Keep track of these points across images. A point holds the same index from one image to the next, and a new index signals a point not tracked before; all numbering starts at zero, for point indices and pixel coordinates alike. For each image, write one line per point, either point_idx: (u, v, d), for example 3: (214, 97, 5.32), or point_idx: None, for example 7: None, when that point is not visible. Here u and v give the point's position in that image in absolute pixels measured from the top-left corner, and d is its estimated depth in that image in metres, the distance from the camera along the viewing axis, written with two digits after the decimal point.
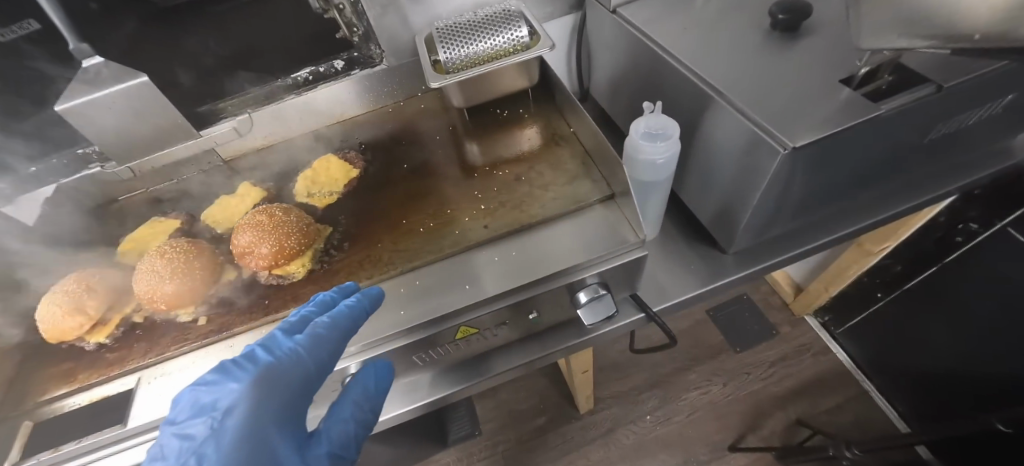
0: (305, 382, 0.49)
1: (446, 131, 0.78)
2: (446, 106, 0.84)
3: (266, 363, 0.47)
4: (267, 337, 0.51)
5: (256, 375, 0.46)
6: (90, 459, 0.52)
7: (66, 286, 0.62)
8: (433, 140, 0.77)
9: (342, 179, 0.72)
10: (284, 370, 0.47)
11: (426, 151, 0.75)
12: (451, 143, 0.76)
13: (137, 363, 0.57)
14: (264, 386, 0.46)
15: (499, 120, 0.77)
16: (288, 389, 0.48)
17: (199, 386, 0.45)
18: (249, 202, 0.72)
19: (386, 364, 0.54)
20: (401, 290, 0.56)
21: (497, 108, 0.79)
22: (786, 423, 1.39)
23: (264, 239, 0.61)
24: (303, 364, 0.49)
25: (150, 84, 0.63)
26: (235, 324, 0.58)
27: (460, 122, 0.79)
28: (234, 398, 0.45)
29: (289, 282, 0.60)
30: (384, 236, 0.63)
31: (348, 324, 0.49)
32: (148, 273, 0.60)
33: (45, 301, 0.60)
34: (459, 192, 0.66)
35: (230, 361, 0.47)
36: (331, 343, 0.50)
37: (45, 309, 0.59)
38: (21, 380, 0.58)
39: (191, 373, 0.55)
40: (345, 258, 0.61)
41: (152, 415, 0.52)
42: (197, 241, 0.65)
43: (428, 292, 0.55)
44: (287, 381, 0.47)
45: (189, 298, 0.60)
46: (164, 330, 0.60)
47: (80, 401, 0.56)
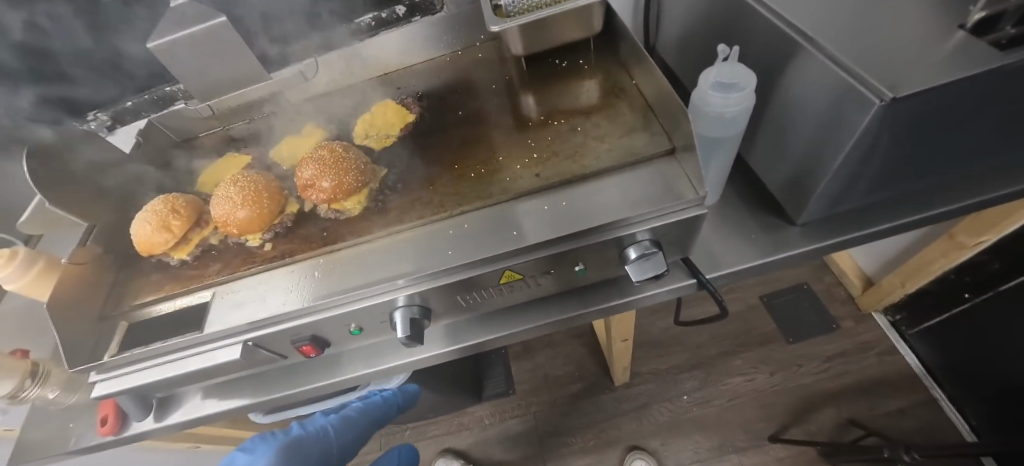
0: (322, 449, 0.85)
1: (502, 81, 0.77)
2: (502, 57, 0.82)
3: (298, 432, 0.84)
4: (307, 420, 0.89)
5: (286, 439, 0.81)
6: (170, 359, 0.58)
7: (154, 206, 0.67)
8: (488, 89, 0.76)
9: (398, 123, 0.73)
10: (309, 439, 0.84)
11: (481, 99, 0.75)
12: (507, 95, 0.74)
13: (213, 280, 0.63)
14: (286, 448, 0.80)
15: (557, 71, 0.74)
16: (308, 452, 0.82)
17: (242, 450, 0.80)
18: (312, 142, 0.76)
19: (406, 448, 1.13)
20: (451, 232, 0.57)
21: (556, 59, 0.76)
22: (837, 421, 1.29)
23: (326, 174, 0.64)
24: (325, 438, 0.86)
25: (224, 26, 0.65)
26: (298, 252, 0.62)
27: (516, 73, 0.77)
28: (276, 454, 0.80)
29: (345, 218, 0.63)
30: (436, 179, 0.63)
31: (374, 411, 0.95)
32: (223, 199, 0.65)
33: (138, 217, 0.67)
34: (511, 142, 0.65)
35: (268, 434, 0.82)
36: (355, 424, 0.91)
37: (138, 224, 0.66)
38: (118, 284, 0.67)
39: (256, 291, 0.60)
40: (399, 199, 0.63)
41: (223, 326, 0.57)
42: (262, 173, 0.70)
43: (477, 235, 0.56)
44: (310, 447, 0.83)
45: (257, 224, 0.64)
46: (236, 252, 0.65)
47: (166, 308, 0.63)
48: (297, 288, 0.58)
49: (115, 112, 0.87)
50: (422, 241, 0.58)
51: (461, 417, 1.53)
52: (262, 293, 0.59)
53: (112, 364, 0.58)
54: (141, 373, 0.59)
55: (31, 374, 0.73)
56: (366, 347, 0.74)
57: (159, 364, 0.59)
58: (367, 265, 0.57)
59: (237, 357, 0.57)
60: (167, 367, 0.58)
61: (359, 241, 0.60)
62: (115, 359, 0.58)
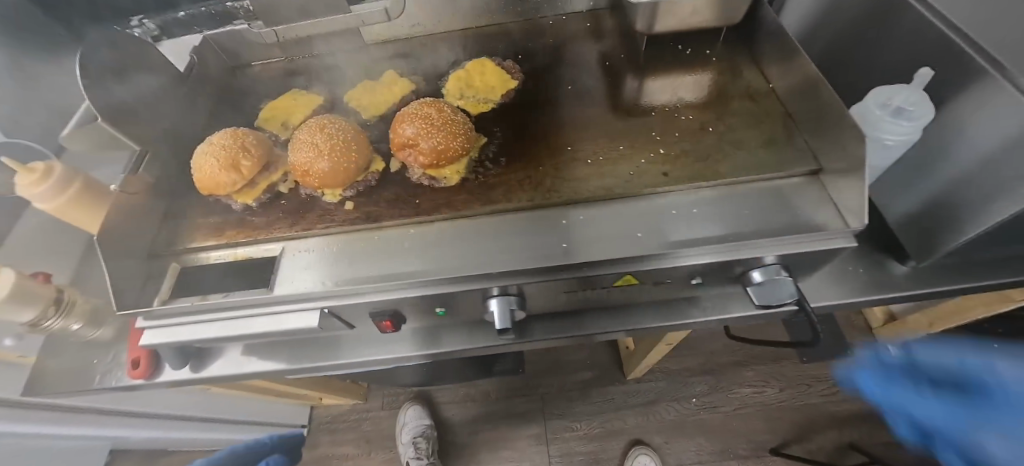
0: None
1: (613, 58, 0.70)
2: (610, 30, 0.74)
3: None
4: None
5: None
6: (226, 316, 0.52)
7: (222, 140, 0.60)
8: (598, 65, 0.69)
9: (498, 88, 0.66)
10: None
11: (591, 75, 0.68)
12: (620, 75, 0.67)
13: (283, 234, 0.56)
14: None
15: (679, 58, 0.68)
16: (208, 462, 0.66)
17: None
18: (397, 93, 0.68)
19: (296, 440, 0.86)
20: (564, 222, 0.51)
21: (678, 44, 0.69)
22: (838, 443, 1.31)
23: (430, 136, 0.57)
24: None
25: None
26: (384, 217, 0.55)
27: (630, 52, 0.70)
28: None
29: (440, 187, 0.57)
30: (546, 159, 0.57)
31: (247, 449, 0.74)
32: (306, 145, 0.58)
33: (202, 150, 0.59)
34: (632, 130, 0.59)
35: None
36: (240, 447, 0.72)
37: (203, 158, 0.58)
38: (171, 220, 0.61)
39: (333, 254, 0.53)
40: (502, 175, 0.57)
41: (296, 288, 0.51)
42: (345, 118, 0.62)
43: (597, 229, 0.50)
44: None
45: (340, 180, 0.58)
46: (310, 207, 0.58)
47: (226, 257, 0.57)
48: (382, 257, 0.52)
49: (162, 22, 0.77)
50: (533, 226, 0.52)
51: (468, 388, 1.53)
52: (346, 256, 0.53)
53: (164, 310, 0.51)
54: (195, 325, 0.52)
55: (60, 304, 0.67)
56: (425, 328, 0.70)
57: (216, 319, 0.52)
58: (467, 243, 0.51)
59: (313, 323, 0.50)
60: (225, 322, 0.52)
61: (456, 216, 0.54)
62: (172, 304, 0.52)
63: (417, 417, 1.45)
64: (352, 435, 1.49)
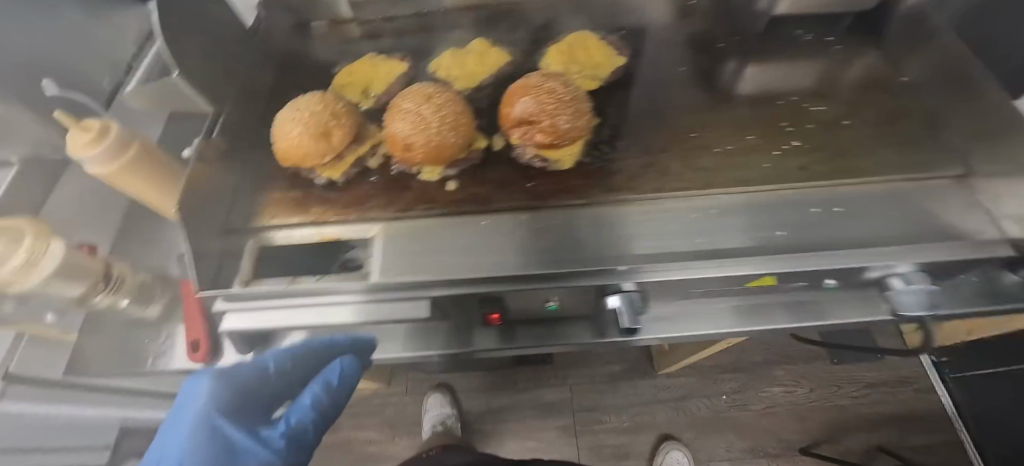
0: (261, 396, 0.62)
1: (727, 40, 0.65)
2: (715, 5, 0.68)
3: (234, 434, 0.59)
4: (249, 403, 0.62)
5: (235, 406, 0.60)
6: (319, 302, 0.46)
7: (311, 106, 0.54)
8: (710, 46, 0.64)
9: (606, 66, 0.60)
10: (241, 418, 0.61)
11: (708, 57, 0.62)
12: (739, 59, 0.63)
13: (379, 214, 0.51)
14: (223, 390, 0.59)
15: (802, 44, 0.63)
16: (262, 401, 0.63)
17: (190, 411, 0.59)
18: (492, 63, 0.62)
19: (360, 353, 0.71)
20: (696, 215, 0.48)
21: (801, 30, 0.64)
22: (867, 446, 1.32)
23: (555, 114, 0.51)
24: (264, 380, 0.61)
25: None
26: (495, 200, 0.51)
27: (746, 35, 0.65)
28: (197, 402, 0.58)
29: (555, 170, 0.52)
30: (670, 145, 0.53)
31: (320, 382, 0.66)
32: (410, 114, 0.52)
33: (288, 115, 0.53)
34: (761, 119, 0.55)
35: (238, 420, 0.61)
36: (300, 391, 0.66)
37: (289, 124, 0.52)
38: (243, 191, 0.55)
39: (439, 238, 0.48)
40: (625, 160, 0.52)
41: (401, 272, 0.45)
42: (446, 88, 0.57)
43: (736, 224, 0.47)
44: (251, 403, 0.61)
45: (445, 156, 0.52)
46: (406, 184, 0.53)
47: (310, 236, 0.51)
48: (499, 244, 0.47)
49: None
50: (666, 217, 0.48)
51: (496, 376, 1.50)
52: (458, 242, 0.47)
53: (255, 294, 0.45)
54: (285, 310, 0.46)
55: (111, 279, 0.62)
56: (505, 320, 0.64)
57: (310, 306, 0.46)
58: (596, 233, 0.47)
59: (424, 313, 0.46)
60: (323, 310, 0.46)
61: (576, 203, 0.49)
62: (263, 287, 0.46)
63: (439, 405, 1.42)
64: (376, 419, 1.46)
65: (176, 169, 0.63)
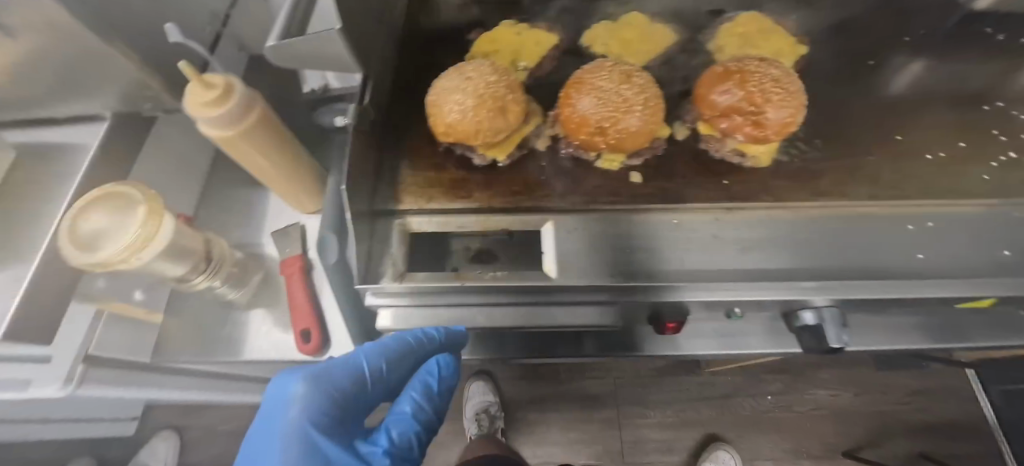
0: (354, 392, 0.47)
1: (913, 31, 0.58)
2: None
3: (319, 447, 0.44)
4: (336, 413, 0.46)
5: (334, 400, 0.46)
6: (485, 301, 0.42)
7: (480, 72, 0.46)
8: (895, 37, 0.58)
9: (788, 53, 0.54)
10: (335, 428, 0.46)
11: (896, 50, 0.56)
12: (926, 56, 0.57)
13: (555, 205, 0.46)
14: (317, 385, 0.45)
15: (993, 43, 0.58)
16: (344, 381, 0.46)
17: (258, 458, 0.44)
18: (658, 39, 0.54)
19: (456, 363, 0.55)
20: (912, 227, 0.44)
21: (989, 28, 0.59)
22: (908, 451, 1.33)
23: (775, 112, 0.43)
24: (364, 377, 0.47)
25: None
26: (688, 197, 0.46)
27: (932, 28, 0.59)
28: (291, 410, 0.44)
29: (752, 168, 0.47)
30: (872, 148, 0.49)
31: (428, 385, 0.55)
32: (600, 101, 0.44)
33: (454, 91, 0.45)
34: (964, 124, 0.51)
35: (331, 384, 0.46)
36: (394, 379, 0.50)
37: (456, 103, 0.44)
38: (387, 167, 0.49)
39: (631, 237, 0.44)
40: (826, 162, 0.48)
41: (590, 274, 0.40)
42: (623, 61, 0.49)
43: (960, 240, 0.43)
44: (352, 389, 0.47)
45: (634, 147, 0.46)
46: (584, 173, 0.47)
47: (474, 223, 0.45)
48: (699, 250, 0.43)
49: None
50: (879, 228, 0.44)
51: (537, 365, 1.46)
52: (646, 239, 0.43)
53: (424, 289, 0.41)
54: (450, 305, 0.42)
55: (212, 259, 0.55)
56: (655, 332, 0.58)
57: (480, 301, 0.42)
58: (808, 240, 0.43)
59: (604, 320, 0.42)
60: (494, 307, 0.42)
61: (778, 207, 0.45)
62: (427, 279, 0.41)
63: (482, 392, 1.38)
64: None
65: (290, 137, 0.55)
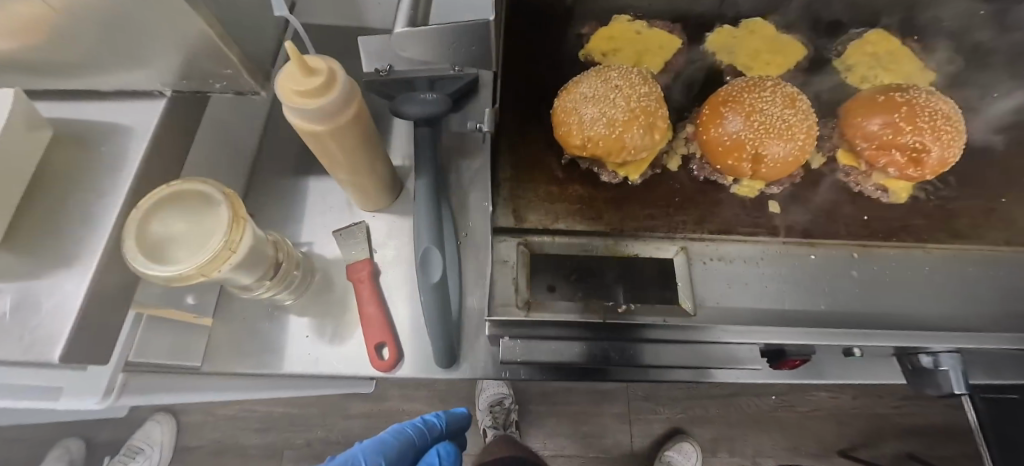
0: None
1: None
2: None
3: None
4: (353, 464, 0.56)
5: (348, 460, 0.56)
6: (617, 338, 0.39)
7: (628, 82, 0.41)
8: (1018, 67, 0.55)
9: (915, 78, 0.52)
10: None
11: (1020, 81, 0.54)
12: None
13: (691, 232, 0.42)
14: None
15: None
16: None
17: None
18: (784, 52, 0.52)
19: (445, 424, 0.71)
20: None
21: None
22: (895, 452, 1.41)
23: (933, 147, 0.42)
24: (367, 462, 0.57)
25: None
26: (827, 231, 0.43)
27: None
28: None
29: (892, 203, 0.45)
30: (1003, 189, 0.47)
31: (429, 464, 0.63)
32: (755, 125, 0.41)
33: (599, 103, 0.40)
34: None
35: None
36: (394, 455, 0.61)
37: (603, 117, 0.40)
38: (502, 177, 0.44)
39: (770, 273, 0.41)
40: (960, 200, 0.46)
41: (727, 312, 0.40)
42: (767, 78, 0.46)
43: None
44: None
45: (778, 175, 0.43)
46: (718, 198, 0.44)
47: (603, 247, 0.42)
48: (839, 290, 0.41)
49: None
50: (1018, 275, 0.43)
51: None
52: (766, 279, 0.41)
53: (545, 321, 0.36)
54: (570, 345, 0.38)
55: (281, 266, 0.49)
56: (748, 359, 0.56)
57: (592, 343, 0.38)
58: (950, 285, 0.42)
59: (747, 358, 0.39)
60: (600, 344, 0.38)
61: (918, 246, 0.43)
62: (556, 310, 0.38)
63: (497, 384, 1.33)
64: None
65: (375, 135, 0.49)
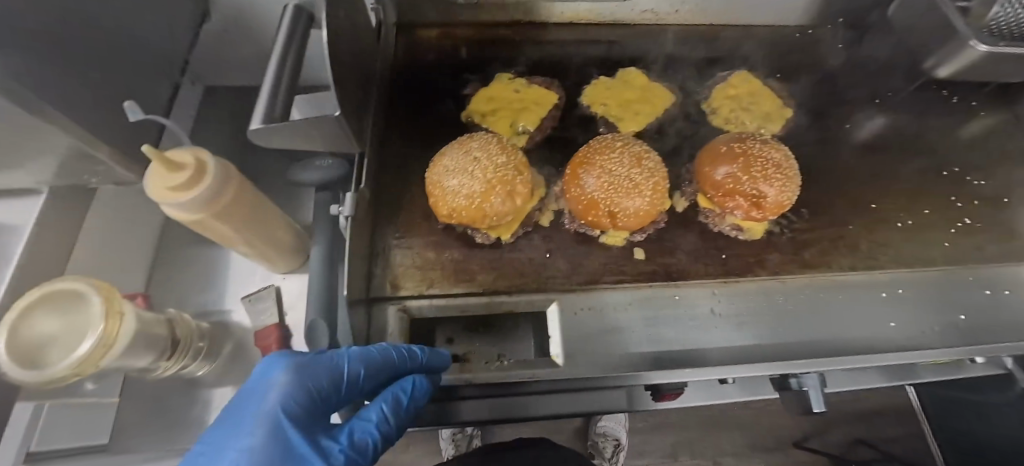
0: (330, 384, 0.35)
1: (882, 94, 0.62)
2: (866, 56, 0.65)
3: None
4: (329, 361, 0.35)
5: (308, 363, 0.34)
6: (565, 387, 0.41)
7: (486, 153, 0.45)
8: (867, 101, 0.61)
9: (774, 115, 0.57)
10: (319, 373, 0.34)
11: (868, 114, 0.60)
12: (894, 117, 0.61)
13: (564, 285, 0.45)
14: (295, 374, 0.33)
15: (948, 106, 0.62)
16: (319, 372, 0.34)
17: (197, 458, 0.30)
18: (653, 100, 0.56)
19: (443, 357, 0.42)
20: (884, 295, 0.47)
21: (944, 89, 0.64)
22: (848, 438, 1.40)
23: (772, 188, 0.46)
24: (341, 369, 0.35)
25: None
26: (689, 273, 0.47)
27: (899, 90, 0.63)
28: (269, 396, 0.32)
29: (748, 241, 0.49)
30: (851, 216, 0.52)
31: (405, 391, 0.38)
32: (611, 181, 0.45)
33: (464, 171, 0.44)
34: (925, 188, 0.55)
35: (308, 366, 0.34)
36: (369, 382, 0.37)
37: (467, 185, 0.43)
38: (383, 247, 0.46)
39: (637, 314, 0.44)
40: (810, 231, 0.51)
41: (595, 361, 0.41)
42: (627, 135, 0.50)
43: (923, 302, 0.47)
44: (325, 383, 0.34)
45: (639, 225, 0.47)
46: (588, 250, 0.47)
47: (474, 307, 0.43)
48: (700, 326, 0.44)
49: None
50: (859, 296, 0.47)
51: None
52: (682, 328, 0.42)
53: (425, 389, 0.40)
54: (550, 398, 0.41)
55: (180, 340, 0.50)
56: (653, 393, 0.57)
57: (577, 391, 0.42)
58: (800, 312, 0.45)
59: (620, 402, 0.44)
60: (574, 394, 0.41)
61: (772, 278, 0.47)
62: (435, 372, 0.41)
63: None
64: None
65: (267, 205, 0.51)
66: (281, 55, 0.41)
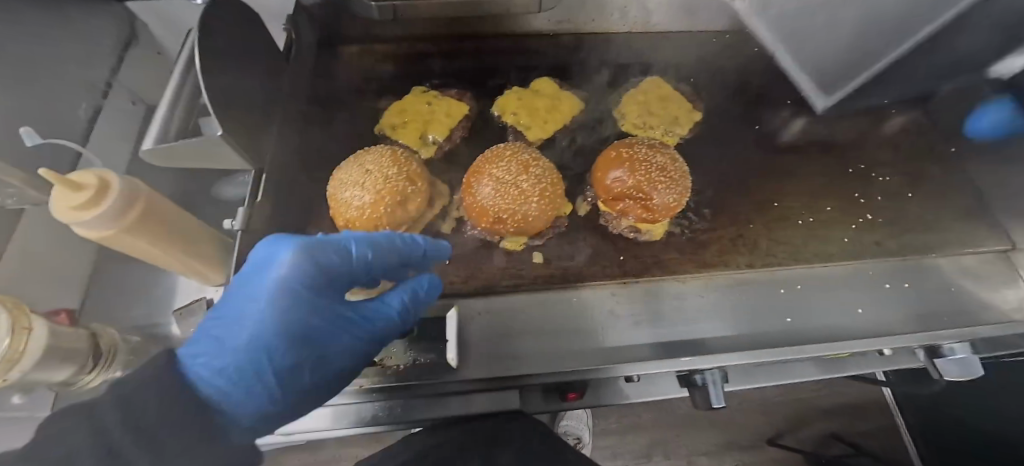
0: (340, 266, 0.37)
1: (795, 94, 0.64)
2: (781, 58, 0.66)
3: (279, 346, 0.35)
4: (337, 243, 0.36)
5: (312, 246, 0.35)
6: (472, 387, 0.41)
7: (379, 166, 0.48)
8: (780, 102, 0.63)
9: (684, 119, 0.59)
10: (328, 256, 0.36)
11: (779, 115, 0.62)
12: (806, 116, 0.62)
13: (462, 290, 0.47)
14: (304, 255, 0.35)
15: None
16: (327, 253, 0.36)
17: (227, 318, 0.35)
18: (563, 108, 0.58)
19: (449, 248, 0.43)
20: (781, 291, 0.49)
21: None
22: (819, 433, 1.25)
23: (658, 191, 0.50)
24: (347, 252, 0.37)
25: None
26: (587, 275, 0.48)
27: None
28: (280, 270, 0.34)
29: (647, 242, 0.51)
30: (753, 215, 0.54)
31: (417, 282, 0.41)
32: (500, 189, 0.48)
33: (359, 184, 0.47)
34: (830, 185, 0.57)
35: (317, 249, 0.35)
36: (378, 266, 0.39)
37: (359, 197, 0.46)
38: None
39: (536, 316, 0.45)
40: (711, 231, 0.52)
41: (490, 361, 0.42)
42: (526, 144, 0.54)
43: (822, 300, 0.48)
44: (336, 266, 0.36)
45: (534, 229, 0.50)
46: (489, 255, 0.49)
47: None
48: (597, 326, 0.45)
49: None
50: (756, 295, 0.48)
51: None
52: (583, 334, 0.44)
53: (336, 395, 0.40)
54: (467, 398, 0.42)
55: (100, 353, 0.50)
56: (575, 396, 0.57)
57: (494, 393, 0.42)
58: (695, 311, 0.47)
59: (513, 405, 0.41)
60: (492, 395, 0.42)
61: (670, 279, 0.48)
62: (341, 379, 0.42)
63: None
64: None
65: (187, 217, 0.52)
66: (184, 69, 0.43)
